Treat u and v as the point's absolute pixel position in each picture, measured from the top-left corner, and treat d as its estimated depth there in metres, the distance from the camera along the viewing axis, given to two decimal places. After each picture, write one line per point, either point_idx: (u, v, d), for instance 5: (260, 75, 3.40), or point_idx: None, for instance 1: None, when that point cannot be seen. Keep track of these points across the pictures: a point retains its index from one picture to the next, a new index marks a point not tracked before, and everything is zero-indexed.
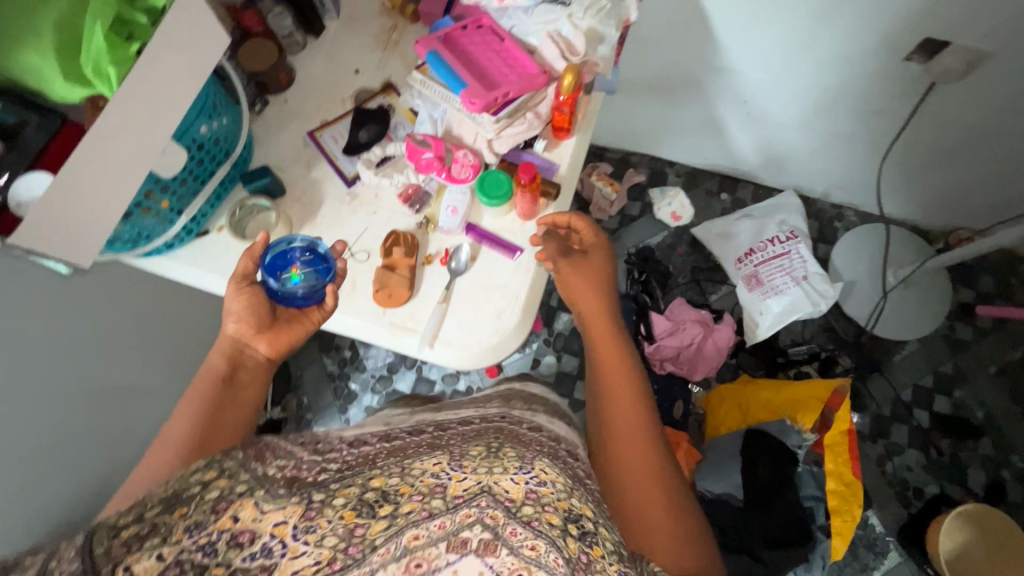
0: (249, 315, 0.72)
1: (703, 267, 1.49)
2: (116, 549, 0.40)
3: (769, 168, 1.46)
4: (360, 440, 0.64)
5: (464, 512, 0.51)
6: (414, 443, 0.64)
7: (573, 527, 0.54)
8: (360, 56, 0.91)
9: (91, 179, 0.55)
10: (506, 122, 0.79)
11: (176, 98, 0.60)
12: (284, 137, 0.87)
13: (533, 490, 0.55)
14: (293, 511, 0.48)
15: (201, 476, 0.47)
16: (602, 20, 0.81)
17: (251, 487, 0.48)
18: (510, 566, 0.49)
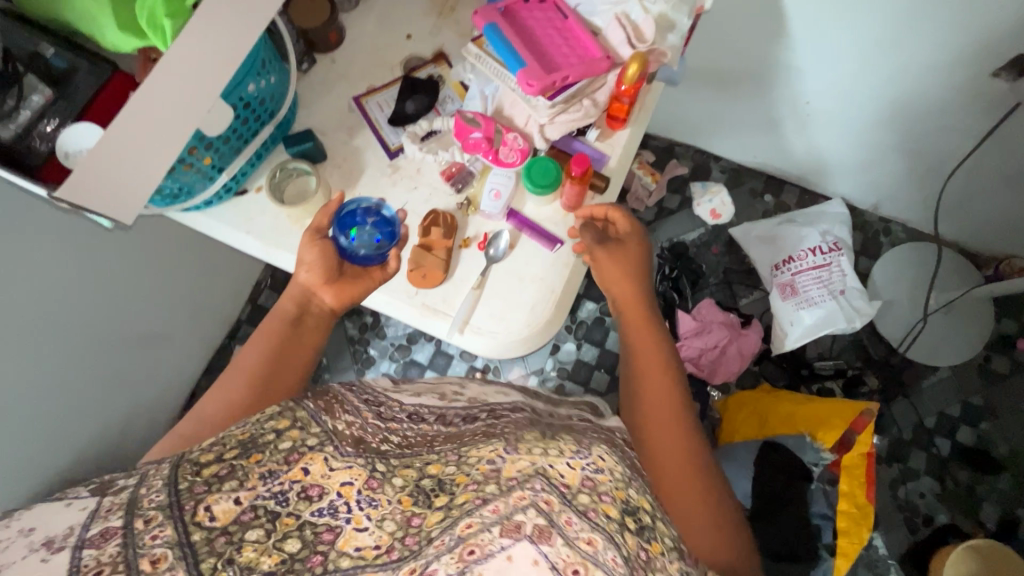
0: (319, 266, 0.74)
1: (737, 269, 1.45)
2: (198, 486, 0.45)
3: (821, 174, 1.40)
4: (419, 411, 0.62)
5: (518, 494, 0.47)
6: (471, 423, 0.60)
7: (631, 521, 0.50)
8: (414, 20, 0.88)
9: (138, 135, 0.53)
10: (561, 107, 0.75)
11: (228, 57, 0.57)
12: (329, 100, 0.85)
13: (590, 477, 0.51)
14: (357, 475, 0.49)
15: (275, 424, 0.51)
16: (676, 6, 0.75)
17: (321, 442, 0.51)
18: (564, 558, 0.44)
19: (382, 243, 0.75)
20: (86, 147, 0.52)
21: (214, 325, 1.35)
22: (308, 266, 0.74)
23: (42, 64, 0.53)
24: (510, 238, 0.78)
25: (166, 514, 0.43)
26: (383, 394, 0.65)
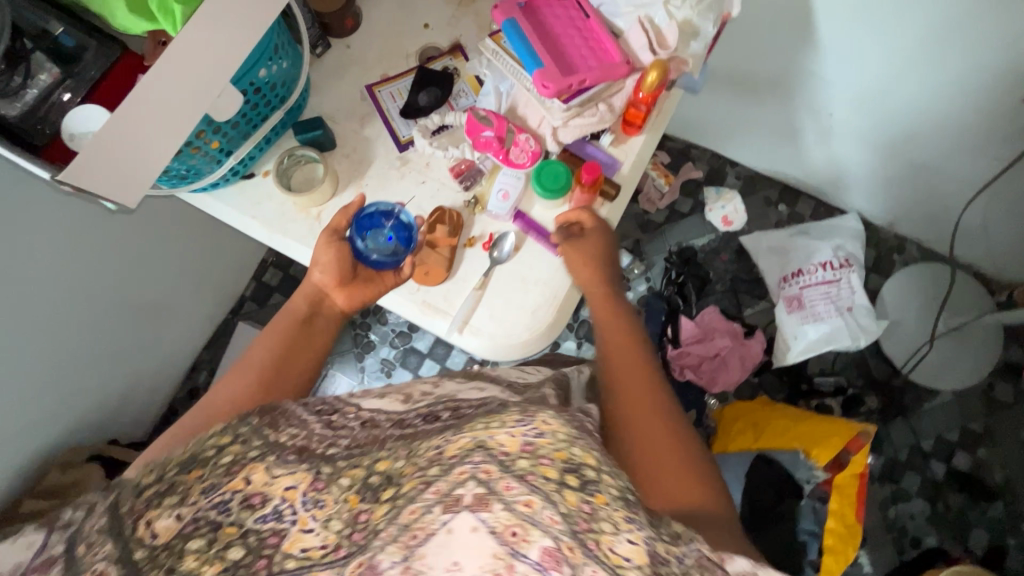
0: (333, 270, 0.74)
1: (744, 278, 1.44)
2: (139, 505, 0.45)
3: (838, 187, 1.37)
4: (374, 420, 0.56)
5: (457, 470, 0.42)
6: (430, 423, 0.54)
7: (572, 479, 0.43)
8: (433, 9, 0.86)
9: (140, 121, 0.53)
10: (575, 111, 0.73)
11: (237, 46, 0.56)
12: (342, 87, 0.83)
13: (529, 442, 0.44)
14: (302, 478, 0.47)
15: (216, 441, 0.50)
16: (701, 13, 0.73)
17: (263, 452, 0.49)
18: (503, 523, 0.40)
19: (399, 249, 0.75)
20: (91, 131, 0.51)
21: (217, 299, 1.36)
22: (321, 263, 0.74)
23: (50, 42, 0.52)
24: (514, 240, 0.77)
25: (109, 535, 0.43)
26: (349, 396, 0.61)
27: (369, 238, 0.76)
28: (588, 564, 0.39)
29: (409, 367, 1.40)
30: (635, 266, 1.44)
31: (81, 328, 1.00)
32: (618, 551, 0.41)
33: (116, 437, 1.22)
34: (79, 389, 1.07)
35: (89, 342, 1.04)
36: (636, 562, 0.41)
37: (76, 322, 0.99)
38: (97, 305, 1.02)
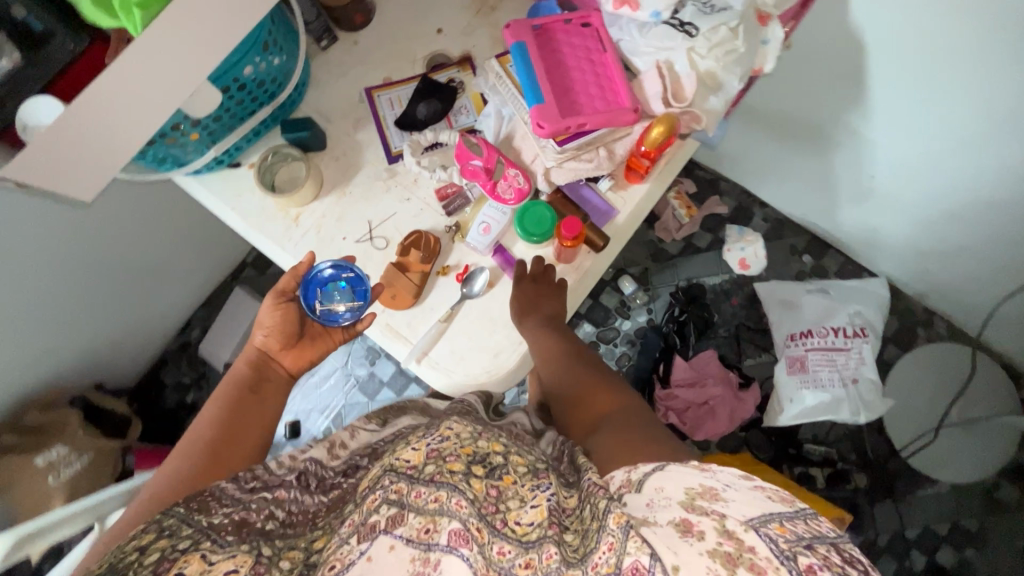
0: (278, 332, 0.68)
1: (751, 326, 1.36)
2: None
3: (870, 249, 1.27)
4: (307, 473, 0.61)
5: (371, 499, 0.50)
6: (350, 478, 0.60)
7: (478, 468, 0.53)
8: (449, 14, 0.81)
9: (96, 122, 0.50)
10: (570, 155, 0.68)
11: (205, 47, 0.53)
12: (341, 84, 0.80)
13: (434, 449, 0.54)
14: (243, 561, 0.47)
15: (138, 541, 0.46)
16: (728, 66, 0.66)
17: (195, 541, 0.47)
18: (417, 527, 0.47)
19: (348, 306, 0.71)
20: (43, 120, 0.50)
21: (217, 262, 1.38)
22: (265, 329, 0.69)
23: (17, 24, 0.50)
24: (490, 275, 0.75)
25: None
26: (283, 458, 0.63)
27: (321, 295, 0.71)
28: (494, 540, 0.47)
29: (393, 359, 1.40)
30: (638, 296, 1.39)
31: (72, 280, 1.03)
32: (523, 522, 0.49)
33: (102, 381, 1.27)
34: (71, 338, 1.10)
35: (83, 294, 1.06)
36: (537, 523, 0.48)
37: (70, 275, 1.01)
38: (90, 259, 1.04)
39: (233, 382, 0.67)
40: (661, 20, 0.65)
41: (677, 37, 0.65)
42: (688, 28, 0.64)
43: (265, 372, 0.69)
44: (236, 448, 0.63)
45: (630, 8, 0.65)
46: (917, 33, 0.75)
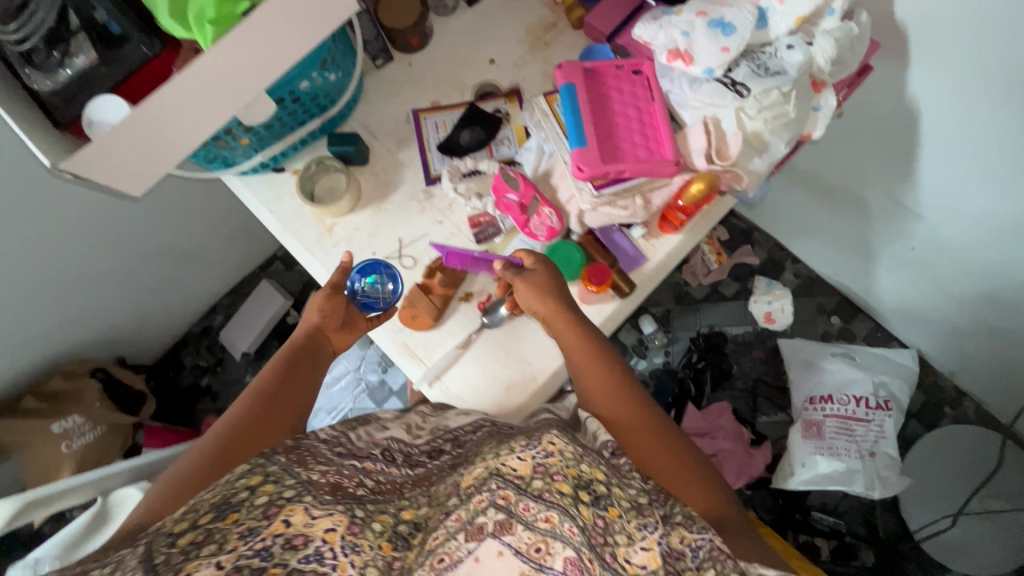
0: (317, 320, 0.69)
1: (769, 383, 1.33)
2: (174, 557, 0.43)
3: (904, 320, 1.24)
4: (390, 450, 0.62)
5: (477, 498, 0.52)
6: (435, 462, 0.61)
7: (585, 494, 0.52)
8: (503, 47, 0.82)
9: (155, 128, 0.51)
10: (607, 200, 0.69)
11: (272, 61, 0.54)
12: (390, 103, 0.82)
13: (542, 463, 0.53)
14: (341, 520, 0.48)
15: (247, 481, 0.48)
16: (776, 129, 0.65)
17: (299, 492, 0.48)
18: (526, 542, 0.51)
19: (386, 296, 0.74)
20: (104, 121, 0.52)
21: (248, 253, 1.40)
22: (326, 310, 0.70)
23: (98, 27, 0.53)
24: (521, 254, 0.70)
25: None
26: (356, 433, 0.62)
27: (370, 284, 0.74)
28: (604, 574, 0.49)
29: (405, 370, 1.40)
30: (657, 337, 1.37)
31: (111, 257, 1.06)
32: (633, 561, 0.51)
33: (124, 355, 1.31)
34: (101, 310, 1.14)
35: (118, 271, 1.10)
36: (650, 567, 0.50)
37: (109, 252, 1.06)
38: (129, 240, 1.07)
39: (290, 350, 0.68)
40: (713, 76, 0.66)
41: (728, 95, 0.65)
42: (740, 87, 0.65)
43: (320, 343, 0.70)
44: (291, 410, 0.65)
45: (684, 62, 0.67)
46: (978, 114, 0.74)
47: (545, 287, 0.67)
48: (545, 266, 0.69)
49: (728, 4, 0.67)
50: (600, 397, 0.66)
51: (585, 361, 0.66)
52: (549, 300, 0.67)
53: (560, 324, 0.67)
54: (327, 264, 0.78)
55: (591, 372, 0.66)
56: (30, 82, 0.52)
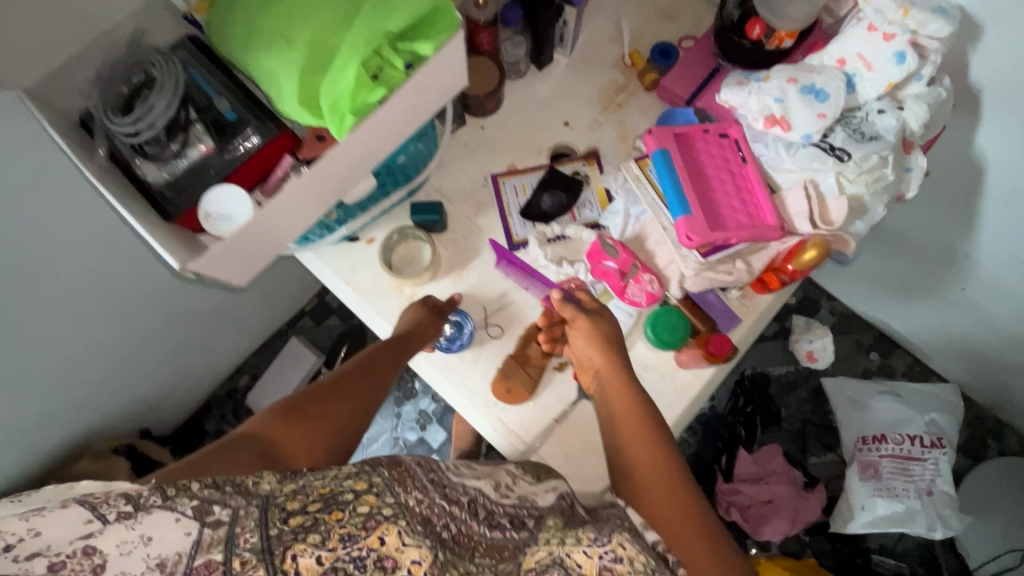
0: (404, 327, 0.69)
1: (815, 423, 1.33)
2: (285, 535, 0.42)
3: (944, 356, 1.25)
4: (477, 502, 0.55)
5: None
6: (517, 531, 0.54)
7: None
8: (577, 109, 0.82)
9: (263, 229, 0.50)
10: (711, 266, 0.68)
11: (382, 140, 0.54)
12: (465, 168, 0.80)
13: (606, 569, 0.47)
14: (427, 555, 0.44)
15: (353, 484, 0.46)
16: (875, 192, 0.67)
17: (395, 513, 0.45)
18: None
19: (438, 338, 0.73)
20: (235, 216, 0.49)
21: (276, 313, 1.34)
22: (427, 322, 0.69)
23: (213, 115, 0.51)
24: (579, 294, 0.70)
25: (259, 561, 0.40)
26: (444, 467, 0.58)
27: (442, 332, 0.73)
28: None
29: (444, 426, 1.34)
30: None
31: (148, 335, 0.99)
32: None
33: (148, 428, 1.22)
34: (132, 387, 1.06)
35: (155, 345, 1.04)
36: None
37: (151, 331, 0.99)
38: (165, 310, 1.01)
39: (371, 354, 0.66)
40: (811, 141, 0.67)
41: (828, 160, 0.66)
42: (840, 152, 0.66)
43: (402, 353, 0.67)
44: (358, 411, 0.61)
45: (781, 128, 0.67)
46: None
47: (594, 334, 0.66)
48: (606, 314, 0.68)
49: (816, 70, 0.68)
50: (633, 456, 0.58)
51: (623, 418, 0.61)
52: (600, 348, 0.65)
53: (604, 369, 0.65)
54: None
55: (625, 428, 0.60)
56: (142, 174, 0.50)
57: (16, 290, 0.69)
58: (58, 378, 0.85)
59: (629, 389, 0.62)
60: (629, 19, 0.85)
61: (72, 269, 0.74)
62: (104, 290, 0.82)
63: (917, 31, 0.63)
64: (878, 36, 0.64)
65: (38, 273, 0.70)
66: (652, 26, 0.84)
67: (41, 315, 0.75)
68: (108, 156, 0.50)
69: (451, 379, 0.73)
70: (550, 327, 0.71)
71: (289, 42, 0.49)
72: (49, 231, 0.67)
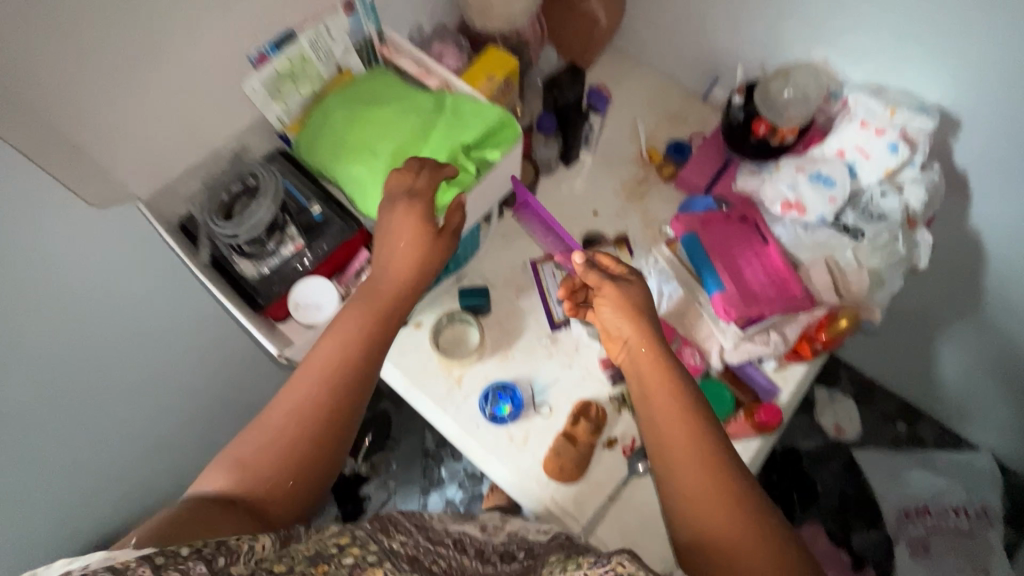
0: (407, 238, 0.54)
1: (853, 497, 1.28)
2: None
3: (974, 422, 1.24)
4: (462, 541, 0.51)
5: None
6: (508, 564, 0.48)
7: None
8: (603, 200, 0.90)
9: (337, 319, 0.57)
10: (749, 337, 0.72)
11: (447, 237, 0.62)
12: (504, 255, 0.86)
13: None
14: None
15: (337, 540, 0.43)
16: (891, 265, 0.73)
17: (380, 558, 0.42)
18: None
19: (488, 410, 0.75)
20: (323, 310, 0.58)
21: None
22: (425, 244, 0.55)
23: (303, 217, 0.60)
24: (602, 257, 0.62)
25: None
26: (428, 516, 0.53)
27: (492, 410, 0.75)
28: None
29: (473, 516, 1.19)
30: None
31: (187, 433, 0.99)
32: None
33: None
34: None
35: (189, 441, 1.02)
36: None
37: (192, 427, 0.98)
38: None
39: (370, 294, 0.54)
40: (825, 223, 0.75)
41: (844, 239, 0.74)
42: (853, 232, 0.74)
43: (406, 290, 0.55)
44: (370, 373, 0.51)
45: (798, 212, 0.75)
46: None
47: (622, 302, 0.57)
48: (633, 278, 0.60)
49: (821, 161, 0.76)
50: (661, 437, 0.51)
51: (659, 396, 0.53)
52: (629, 317, 0.57)
53: (632, 339, 0.56)
54: (456, 417, 0.76)
55: (658, 406, 0.52)
56: (239, 269, 0.58)
57: (86, 382, 0.71)
58: (101, 475, 0.84)
59: (663, 362, 0.54)
60: (644, 123, 0.96)
61: (141, 363, 0.77)
62: (165, 383, 0.84)
63: (904, 126, 0.72)
64: (870, 131, 0.73)
65: (111, 367, 0.73)
66: (665, 128, 0.95)
67: (101, 408, 0.76)
68: (211, 255, 0.58)
69: (501, 460, 0.73)
70: (573, 293, 0.66)
71: (376, 154, 0.58)
72: (129, 326, 0.72)
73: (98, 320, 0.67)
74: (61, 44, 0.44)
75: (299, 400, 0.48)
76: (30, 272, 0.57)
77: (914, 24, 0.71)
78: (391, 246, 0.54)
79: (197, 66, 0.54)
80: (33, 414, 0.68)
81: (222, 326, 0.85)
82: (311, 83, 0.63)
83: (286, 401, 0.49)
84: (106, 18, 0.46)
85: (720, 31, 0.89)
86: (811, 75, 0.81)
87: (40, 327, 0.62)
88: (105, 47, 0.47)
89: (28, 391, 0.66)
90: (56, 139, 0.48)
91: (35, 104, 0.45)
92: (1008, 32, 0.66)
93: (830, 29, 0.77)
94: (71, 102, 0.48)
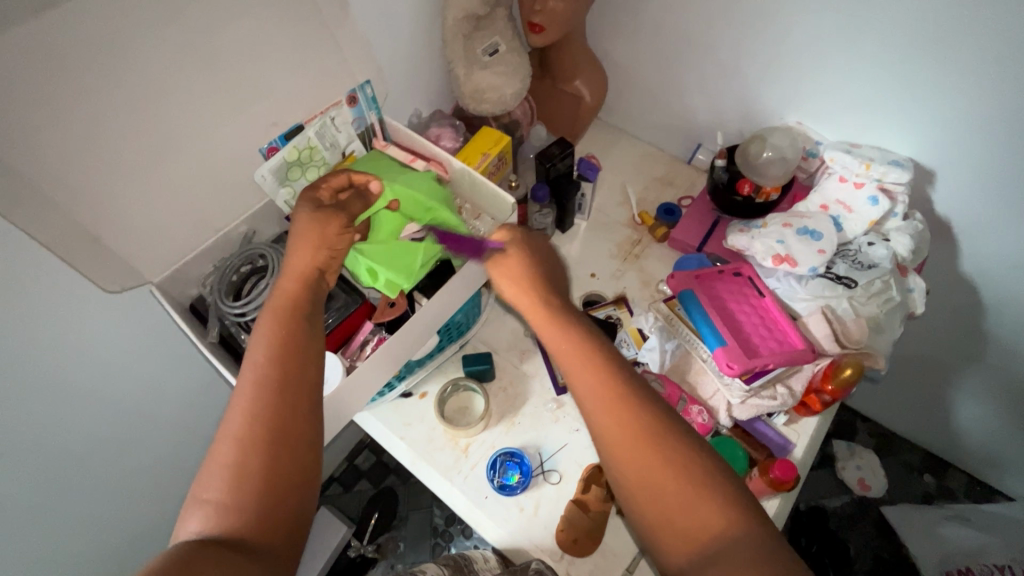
0: (317, 229, 0.57)
1: (890, 560, 1.21)
2: None
3: (1003, 471, 1.20)
4: None
5: None
6: None
7: None
8: (599, 261, 0.93)
9: (336, 394, 0.57)
10: (756, 391, 0.73)
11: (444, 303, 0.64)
12: (507, 320, 0.87)
13: None
14: None
15: None
16: (889, 312, 0.74)
17: None
18: None
19: (496, 479, 0.73)
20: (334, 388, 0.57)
21: None
22: (335, 253, 0.58)
23: None
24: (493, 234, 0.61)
25: None
26: None
27: (500, 476, 0.74)
28: None
29: None
30: None
31: None
32: None
33: None
34: None
35: None
36: None
37: None
38: None
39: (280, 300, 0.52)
40: (817, 273, 0.76)
41: (838, 288, 0.75)
42: (846, 280, 0.75)
43: (317, 291, 0.55)
44: (319, 361, 0.50)
45: (789, 264, 0.76)
46: None
47: (516, 271, 0.56)
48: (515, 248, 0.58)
49: (806, 215, 0.79)
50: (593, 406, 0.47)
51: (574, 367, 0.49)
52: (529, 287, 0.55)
53: (531, 311, 0.54)
54: (463, 488, 0.74)
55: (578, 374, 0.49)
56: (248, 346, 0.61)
57: (83, 464, 0.71)
58: (92, 565, 0.81)
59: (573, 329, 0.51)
60: (633, 187, 1.00)
61: (137, 438, 0.77)
62: (164, 460, 0.83)
63: (881, 179, 0.75)
64: (850, 185, 0.78)
65: (107, 446, 0.74)
66: (654, 191, 1.00)
67: (95, 490, 0.75)
68: (220, 334, 0.62)
69: (512, 532, 0.71)
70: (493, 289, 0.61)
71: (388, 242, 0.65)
72: (126, 404, 0.73)
73: (99, 396, 0.68)
74: (82, 144, 0.48)
75: (246, 415, 0.45)
76: (39, 350, 0.59)
77: (878, 87, 0.75)
78: (294, 254, 0.55)
79: (208, 157, 0.59)
80: (27, 504, 0.67)
81: (215, 398, 0.86)
82: (318, 168, 0.68)
83: (232, 425, 0.45)
84: (128, 122, 0.50)
85: (698, 103, 0.95)
86: (786, 135, 0.84)
87: (42, 410, 0.63)
88: (123, 144, 0.51)
89: (25, 477, 0.65)
90: (76, 234, 0.51)
91: (55, 196, 0.48)
92: (966, 90, 0.69)
93: (799, 96, 0.83)
94: (89, 196, 0.51)
